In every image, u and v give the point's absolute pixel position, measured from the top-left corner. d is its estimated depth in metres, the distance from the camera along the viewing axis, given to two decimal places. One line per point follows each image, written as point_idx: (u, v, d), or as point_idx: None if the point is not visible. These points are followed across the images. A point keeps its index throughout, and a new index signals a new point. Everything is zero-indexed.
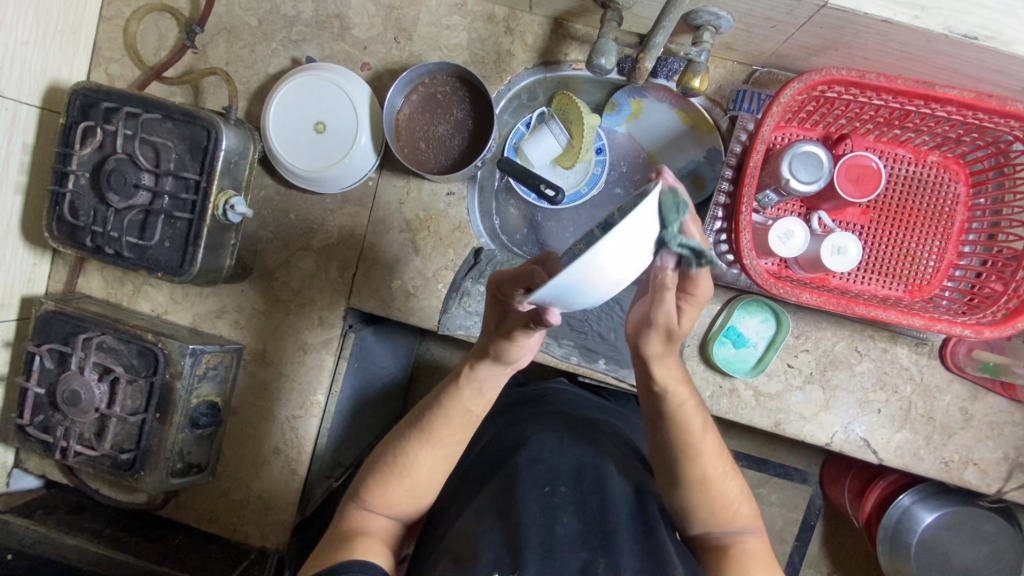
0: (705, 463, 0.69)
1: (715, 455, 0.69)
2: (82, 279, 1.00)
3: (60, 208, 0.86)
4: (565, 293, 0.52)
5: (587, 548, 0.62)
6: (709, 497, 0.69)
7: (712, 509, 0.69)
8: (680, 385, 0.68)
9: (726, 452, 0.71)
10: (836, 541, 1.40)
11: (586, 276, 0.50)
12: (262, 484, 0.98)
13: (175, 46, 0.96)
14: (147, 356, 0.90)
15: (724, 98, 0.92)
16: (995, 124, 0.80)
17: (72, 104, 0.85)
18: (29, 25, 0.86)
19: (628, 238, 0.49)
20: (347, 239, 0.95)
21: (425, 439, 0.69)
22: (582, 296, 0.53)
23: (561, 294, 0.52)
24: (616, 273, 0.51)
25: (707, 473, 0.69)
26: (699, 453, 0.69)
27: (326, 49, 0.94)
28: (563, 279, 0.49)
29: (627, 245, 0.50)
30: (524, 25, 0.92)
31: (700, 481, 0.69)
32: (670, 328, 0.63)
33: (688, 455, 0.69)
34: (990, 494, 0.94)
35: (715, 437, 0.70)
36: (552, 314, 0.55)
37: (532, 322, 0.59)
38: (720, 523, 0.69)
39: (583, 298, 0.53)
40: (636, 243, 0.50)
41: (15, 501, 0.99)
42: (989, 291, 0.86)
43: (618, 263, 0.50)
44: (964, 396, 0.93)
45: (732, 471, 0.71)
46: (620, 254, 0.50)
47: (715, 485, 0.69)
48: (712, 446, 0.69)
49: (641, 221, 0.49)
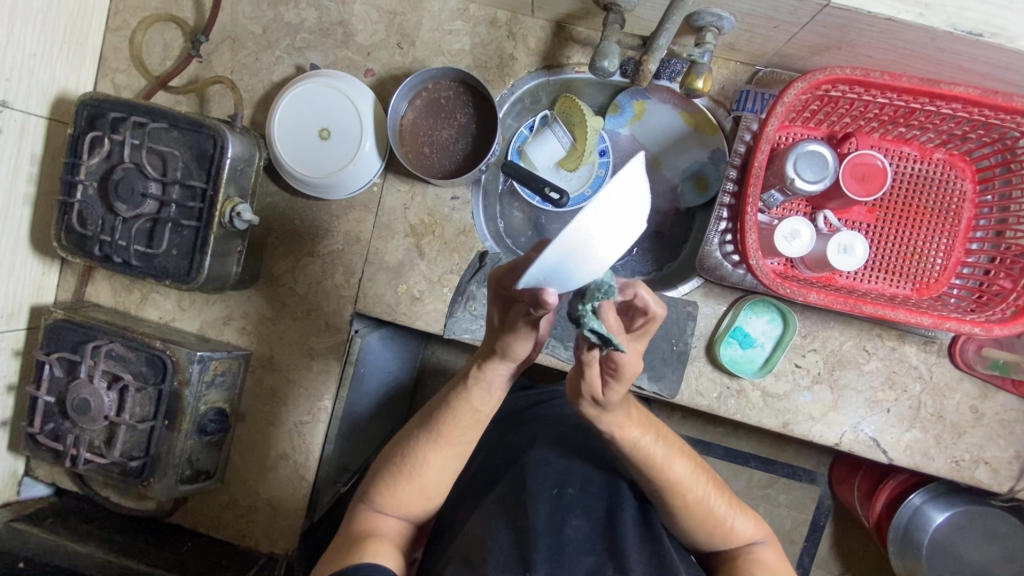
0: (683, 491, 0.67)
1: (692, 479, 0.68)
2: (90, 288, 1.01)
3: (69, 217, 0.87)
4: (552, 271, 0.49)
5: (596, 551, 0.62)
6: (699, 518, 0.67)
7: (706, 528, 0.68)
8: (631, 428, 0.66)
9: (703, 469, 0.70)
10: (847, 541, 1.39)
11: (577, 248, 0.47)
12: (270, 489, 0.98)
13: (180, 55, 0.97)
14: (156, 363, 0.90)
15: (728, 99, 0.91)
16: (1001, 120, 0.79)
17: (80, 114, 0.86)
18: (36, 37, 0.87)
19: (616, 205, 0.47)
20: (353, 245, 0.95)
21: (435, 438, 0.69)
22: (572, 272, 0.50)
23: (549, 272, 0.49)
24: (605, 247, 0.48)
25: (689, 499, 0.67)
26: (675, 482, 0.67)
27: (330, 56, 0.95)
28: (549, 255, 0.47)
29: (612, 215, 0.47)
30: (527, 28, 0.92)
31: (685, 508, 0.67)
32: (600, 392, 0.63)
33: (665, 487, 0.67)
34: (1002, 492, 0.93)
35: (687, 461, 0.68)
36: (550, 294, 0.53)
37: (532, 309, 0.57)
38: (721, 538, 0.69)
39: (572, 274, 0.50)
40: (621, 212, 0.48)
41: (26, 509, 1.00)
42: (998, 288, 0.85)
43: (605, 237, 0.48)
44: (974, 394, 0.92)
45: (717, 488, 0.69)
46: (606, 226, 0.47)
47: (701, 507, 0.67)
48: (687, 470, 0.68)
49: (622, 187, 0.47)
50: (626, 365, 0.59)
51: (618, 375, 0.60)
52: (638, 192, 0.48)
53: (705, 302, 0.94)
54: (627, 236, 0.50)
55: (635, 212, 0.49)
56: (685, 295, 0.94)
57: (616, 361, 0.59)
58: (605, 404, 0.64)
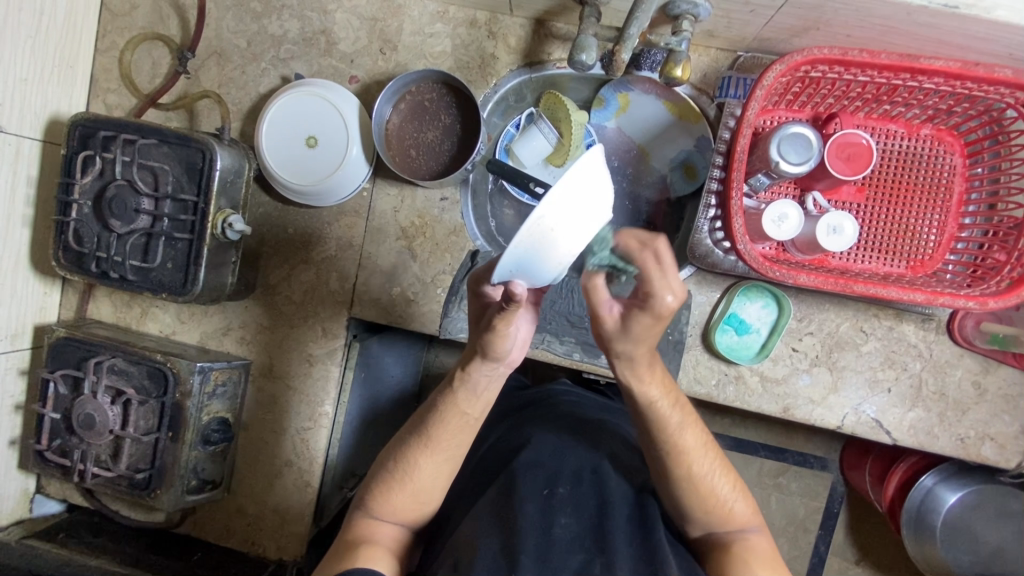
0: (689, 461, 0.69)
1: (701, 454, 0.69)
2: (92, 305, 1.03)
3: (65, 236, 0.89)
4: (523, 264, 0.52)
5: (585, 551, 0.61)
6: (699, 496, 0.69)
7: (704, 509, 0.69)
8: (652, 386, 0.65)
9: (714, 448, 0.71)
10: (862, 528, 1.37)
11: (537, 239, 0.49)
12: (277, 496, 0.99)
13: (168, 73, 0.98)
14: (157, 377, 0.92)
15: (710, 86, 0.93)
16: (984, 92, 0.79)
17: (71, 134, 0.87)
18: (27, 62, 0.89)
19: (569, 192, 0.48)
20: (346, 250, 0.96)
21: (426, 444, 0.69)
22: (540, 263, 0.52)
23: (520, 266, 0.52)
24: (574, 234, 0.51)
25: (693, 472, 0.69)
26: (681, 450, 0.68)
27: (314, 65, 0.96)
28: (518, 244, 0.49)
29: (578, 202, 0.50)
30: (506, 27, 0.93)
31: (688, 481, 0.69)
32: (620, 326, 0.59)
33: (672, 453, 0.68)
34: (1011, 469, 0.92)
35: (700, 434, 0.70)
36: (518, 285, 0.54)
37: (505, 304, 0.56)
38: (717, 519, 0.70)
39: (540, 265, 0.52)
40: (585, 199, 0.50)
41: (38, 526, 1.02)
42: (994, 262, 0.84)
43: (571, 227, 0.51)
44: (976, 370, 0.91)
45: (722, 468, 0.71)
46: (572, 212, 0.50)
47: (705, 482, 0.69)
48: (698, 443, 0.69)
49: (582, 172, 0.48)
50: (657, 294, 0.55)
51: (649, 307, 0.56)
52: (596, 177, 0.50)
53: (698, 290, 0.94)
54: (590, 227, 0.53)
55: (599, 203, 0.52)
56: None
57: (650, 287, 0.55)
58: (626, 339, 0.60)
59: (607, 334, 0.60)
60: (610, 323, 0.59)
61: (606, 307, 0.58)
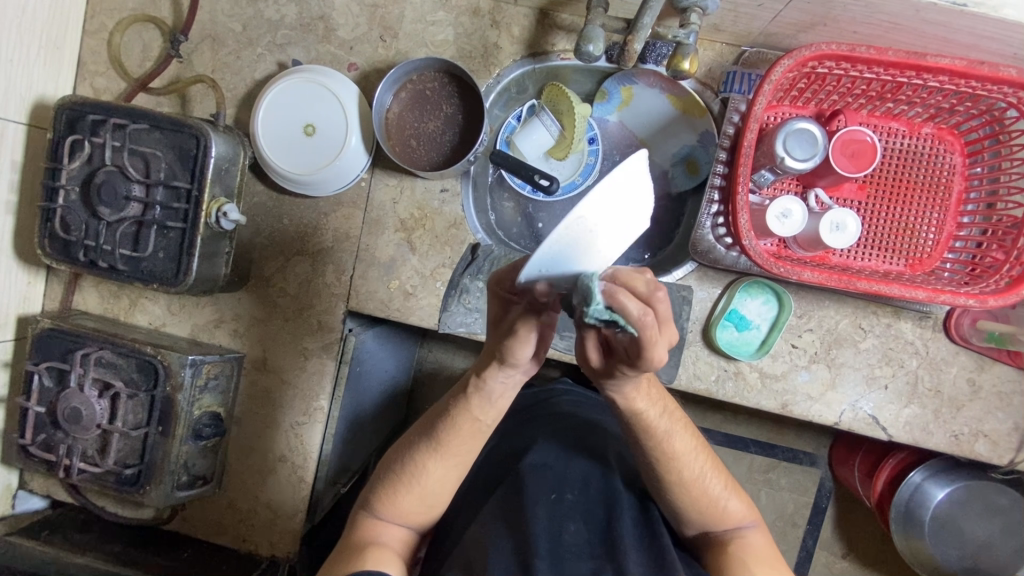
0: (679, 468, 0.67)
1: (686, 460, 0.68)
2: (78, 296, 1.00)
3: (52, 224, 0.86)
4: (558, 252, 0.47)
5: (595, 556, 0.60)
6: (691, 499, 0.68)
7: (699, 512, 0.68)
8: (639, 398, 0.64)
9: (707, 449, 0.70)
10: (849, 523, 1.39)
11: (577, 237, 0.46)
12: (270, 492, 0.97)
13: (159, 56, 0.95)
14: (147, 369, 0.89)
15: (715, 80, 0.91)
16: (988, 91, 0.79)
17: (59, 118, 0.84)
18: (12, 43, 0.86)
19: (614, 190, 0.46)
20: (343, 242, 0.94)
21: (432, 446, 0.68)
22: (571, 264, 0.49)
23: (558, 253, 0.46)
24: (610, 234, 0.49)
25: (682, 479, 0.67)
26: (669, 458, 0.67)
27: (312, 51, 0.93)
28: (560, 236, 0.45)
29: (628, 196, 0.48)
30: (509, 17, 0.91)
31: (679, 490, 0.68)
32: (603, 368, 0.60)
33: (661, 460, 0.67)
34: (1003, 465, 0.93)
35: (689, 438, 0.68)
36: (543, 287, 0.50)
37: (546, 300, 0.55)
38: (715, 522, 0.69)
39: (571, 266, 0.49)
40: (633, 196, 0.49)
41: (22, 522, 0.99)
42: (992, 260, 0.85)
43: (614, 222, 0.48)
44: (971, 367, 0.92)
45: (714, 467, 0.70)
46: (613, 210, 0.47)
47: (696, 485, 0.68)
48: (686, 448, 0.68)
49: (627, 174, 0.46)
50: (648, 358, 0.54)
51: (636, 365, 0.56)
52: (639, 182, 0.48)
53: (700, 287, 0.93)
54: (626, 230, 0.51)
55: (636, 208, 0.50)
56: (679, 279, 0.93)
57: (631, 348, 0.56)
58: (612, 377, 0.61)
59: (593, 371, 0.61)
60: (594, 362, 0.60)
61: (592, 349, 0.59)
